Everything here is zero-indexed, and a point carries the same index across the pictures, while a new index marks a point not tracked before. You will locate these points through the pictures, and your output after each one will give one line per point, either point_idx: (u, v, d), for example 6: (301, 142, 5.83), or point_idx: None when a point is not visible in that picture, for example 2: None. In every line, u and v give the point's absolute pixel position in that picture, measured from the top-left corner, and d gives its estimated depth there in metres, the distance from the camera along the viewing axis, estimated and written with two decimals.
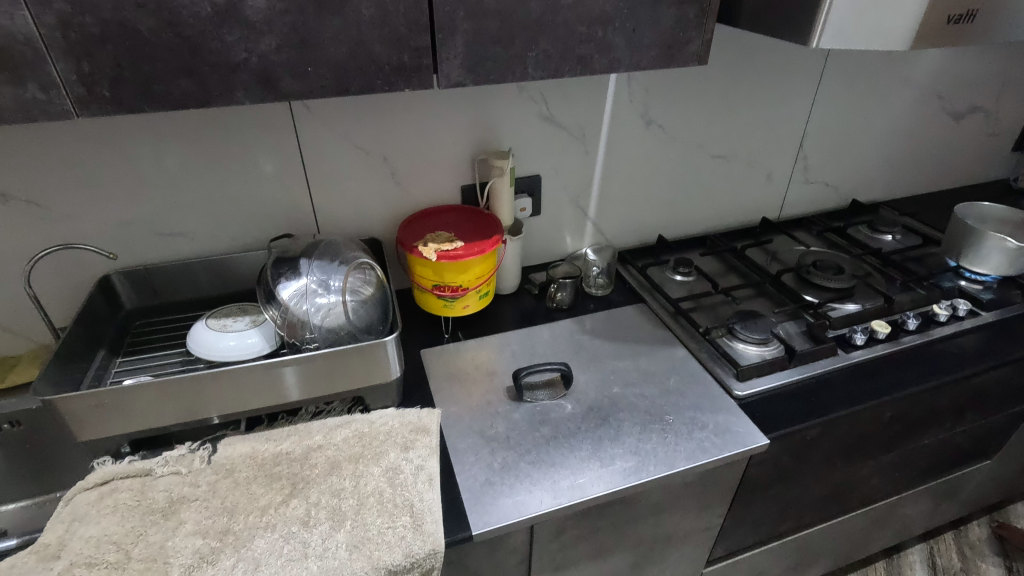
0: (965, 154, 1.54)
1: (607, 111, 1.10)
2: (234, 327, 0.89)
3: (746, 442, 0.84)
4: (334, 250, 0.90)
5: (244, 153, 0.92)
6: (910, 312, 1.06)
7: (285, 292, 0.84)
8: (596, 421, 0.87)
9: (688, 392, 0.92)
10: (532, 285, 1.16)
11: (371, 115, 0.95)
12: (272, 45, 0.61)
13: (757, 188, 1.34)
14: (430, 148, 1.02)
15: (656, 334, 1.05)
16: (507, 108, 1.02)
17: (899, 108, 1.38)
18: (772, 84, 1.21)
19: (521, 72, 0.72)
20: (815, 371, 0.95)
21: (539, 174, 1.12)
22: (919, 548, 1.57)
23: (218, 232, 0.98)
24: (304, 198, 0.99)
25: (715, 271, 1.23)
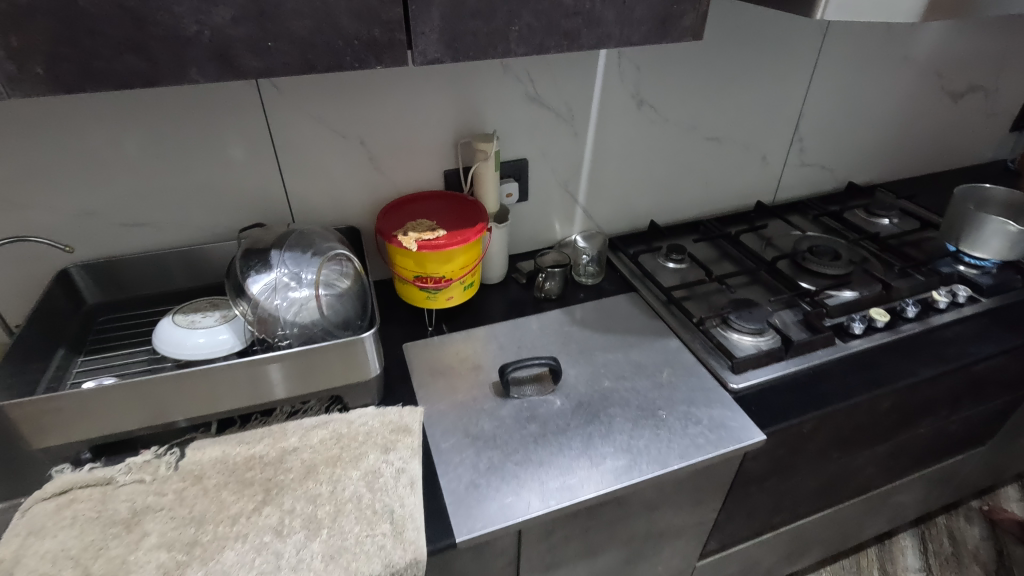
0: (964, 134, 1.50)
1: (597, 91, 1.04)
2: (203, 323, 0.85)
3: (743, 438, 0.81)
4: (308, 241, 0.85)
5: (210, 137, 0.86)
6: (909, 299, 1.03)
7: (256, 286, 0.79)
8: (586, 418, 0.83)
9: (681, 385, 0.88)
10: (519, 274, 1.12)
11: (345, 95, 0.89)
12: (227, 17, 0.55)
13: (752, 172, 1.30)
14: (410, 131, 0.96)
15: (649, 325, 1.01)
16: (491, 88, 0.97)
17: (898, 87, 1.33)
18: (768, 62, 1.16)
19: (503, 47, 0.66)
20: (812, 362, 0.92)
21: (526, 158, 1.07)
22: (911, 533, 1.57)
23: (184, 222, 0.92)
24: (277, 184, 0.93)
25: (709, 258, 1.19)
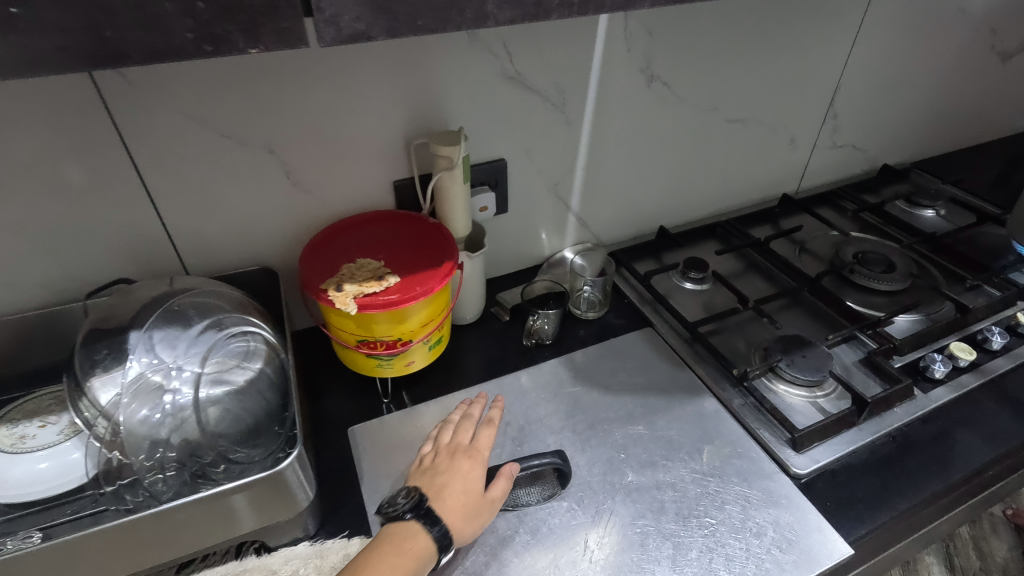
0: (1007, 101, 1.29)
1: (596, 64, 0.77)
2: (38, 441, 0.57)
3: (824, 560, 0.59)
4: (187, 308, 0.57)
5: (24, 155, 0.56)
6: (992, 325, 0.82)
7: (105, 394, 0.52)
8: (608, 539, 0.60)
9: (730, 474, 0.66)
10: (501, 309, 0.86)
11: (238, 84, 0.60)
12: None
13: (778, 159, 1.06)
14: (340, 131, 0.67)
15: (674, 377, 0.78)
16: (452, 66, 0.69)
17: (947, 48, 1.10)
18: (809, 20, 0.90)
19: (474, 9, 0.39)
20: (891, 425, 0.71)
21: (504, 158, 0.80)
22: (936, 549, 1.43)
23: (11, 278, 0.62)
24: (147, 217, 0.64)
25: (734, 273, 0.95)
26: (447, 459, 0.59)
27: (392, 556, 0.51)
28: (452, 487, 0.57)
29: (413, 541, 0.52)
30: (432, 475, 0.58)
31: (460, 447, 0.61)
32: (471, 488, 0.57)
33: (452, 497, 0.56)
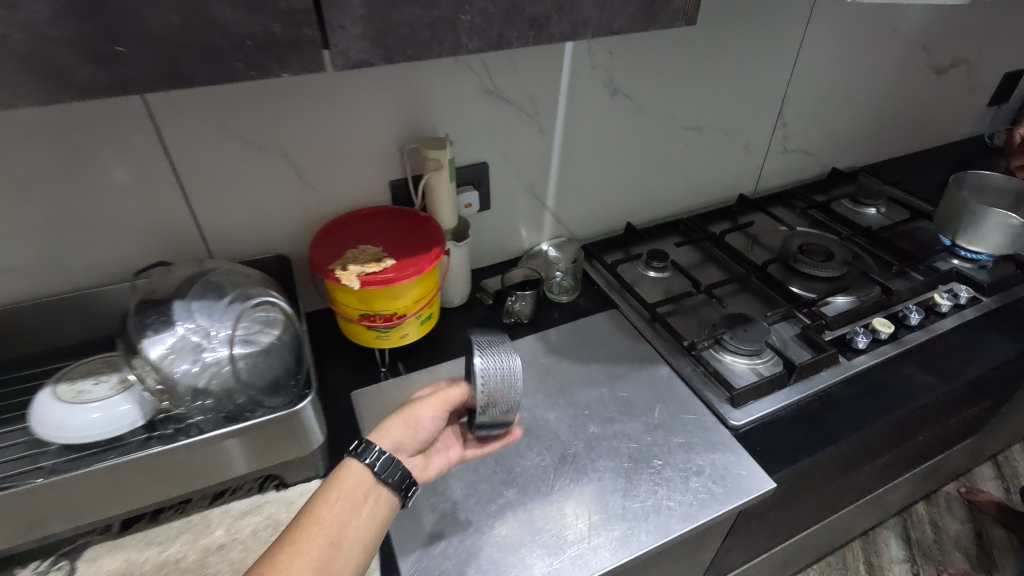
0: (945, 110, 1.42)
1: (565, 80, 0.89)
2: (94, 394, 0.68)
3: (750, 490, 0.70)
4: (220, 283, 0.69)
5: (83, 159, 0.67)
6: (912, 304, 0.95)
7: (155, 349, 0.62)
8: (571, 477, 0.71)
9: (677, 427, 0.77)
10: (484, 294, 0.98)
11: (260, 99, 0.72)
12: (46, 13, 0.38)
13: (734, 163, 1.18)
14: (345, 138, 0.79)
15: (634, 350, 0.89)
16: (439, 83, 0.81)
17: (885, 64, 1.23)
18: (755, 41, 1.02)
19: (452, 42, 0.50)
20: (817, 386, 0.82)
21: (486, 161, 0.92)
22: (894, 523, 1.55)
23: (63, 263, 0.73)
24: (181, 212, 0.76)
25: (693, 263, 1.07)
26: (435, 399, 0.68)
27: (329, 489, 0.55)
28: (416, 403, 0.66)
29: (349, 468, 0.56)
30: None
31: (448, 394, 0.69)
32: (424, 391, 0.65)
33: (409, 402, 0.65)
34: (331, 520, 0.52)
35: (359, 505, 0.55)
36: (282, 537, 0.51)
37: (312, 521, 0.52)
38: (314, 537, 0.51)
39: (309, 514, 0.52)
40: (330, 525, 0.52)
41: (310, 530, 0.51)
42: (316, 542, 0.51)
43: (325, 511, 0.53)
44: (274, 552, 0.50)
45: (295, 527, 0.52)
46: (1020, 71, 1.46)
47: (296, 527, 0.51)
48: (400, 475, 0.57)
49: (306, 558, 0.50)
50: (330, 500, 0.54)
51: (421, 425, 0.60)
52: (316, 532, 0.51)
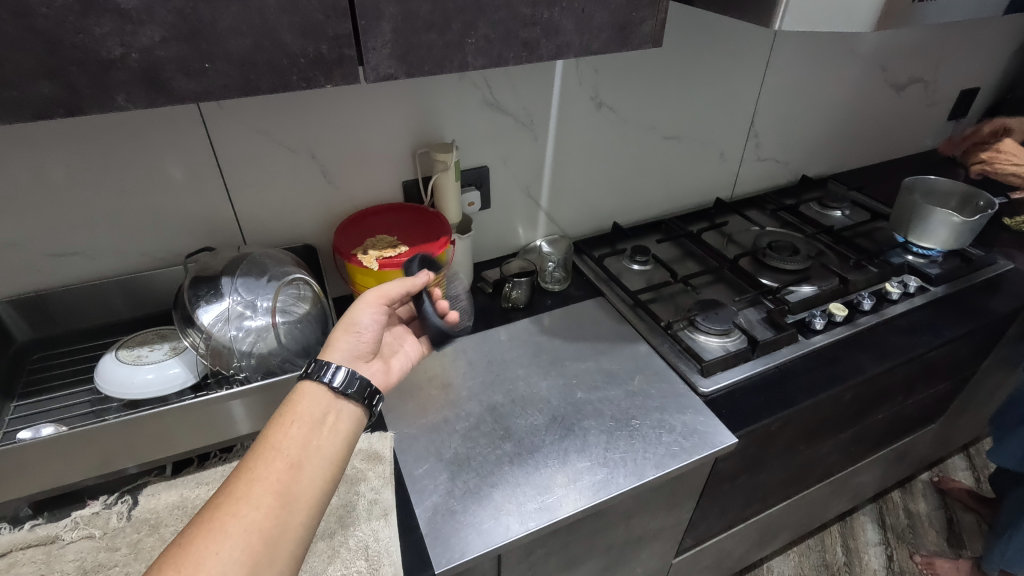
0: (906, 124, 1.55)
1: (556, 95, 1.02)
2: (150, 358, 0.78)
3: (714, 443, 0.81)
4: (261, 264, 0.80)
5: (146, 157, 0.79)
6: (865, 292, 1.07)
7: (206, 316, 0.74)
8: (560, 432, 0.83)
9: (654, 392, 0.89)
10: (484, 283, 1.10)
11: (295, 109, 0.84)
12: (155, 37, 0.49)
13: (710, 170, 1.31)
14: (365, 143, 0.92)
15: (617, 331, 1.01)
16: (447, 96, 0.93)
17: (846, 82, 1.36)
18: (726, 61, 1.15)
19: (460, 60, 0.63)
20: (777, 360, 0.94)
21: (486, 165, 1.04)
22: (870, 509, 1.64)
23: (122, 248, 0.85)
24: (224, 205, 0.88)
25: (672, 258, 1.20)
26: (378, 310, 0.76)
27: (284, 418, 0.58)
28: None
29: (303, 397, 0.60)
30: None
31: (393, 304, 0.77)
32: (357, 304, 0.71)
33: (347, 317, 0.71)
34: (287, 445, 0.56)
35: (316, 427, 0.58)
36: (240, 466, 0.54)
37: (268, 448, 0.55)
38: (269, 462, 0.54)
39: (263, 443, 0.56)
40: (285, 449, 0.55)
41: (266, 456, 0.55)
42: (274, 466, 0.54)
43: (278, 438, 0.56)
44: (234, 477, 0.53)
45: (253, 454, 0.55)
46: (975, 88, 1.60)
47: (252, 456, 0.55)
48: (359, 385, 0.62)
49: (265, 481, 0.53)
50: (285, 427, 0.57)
51: (366, 329, 0.68)
52: (271, 457, 0.55)
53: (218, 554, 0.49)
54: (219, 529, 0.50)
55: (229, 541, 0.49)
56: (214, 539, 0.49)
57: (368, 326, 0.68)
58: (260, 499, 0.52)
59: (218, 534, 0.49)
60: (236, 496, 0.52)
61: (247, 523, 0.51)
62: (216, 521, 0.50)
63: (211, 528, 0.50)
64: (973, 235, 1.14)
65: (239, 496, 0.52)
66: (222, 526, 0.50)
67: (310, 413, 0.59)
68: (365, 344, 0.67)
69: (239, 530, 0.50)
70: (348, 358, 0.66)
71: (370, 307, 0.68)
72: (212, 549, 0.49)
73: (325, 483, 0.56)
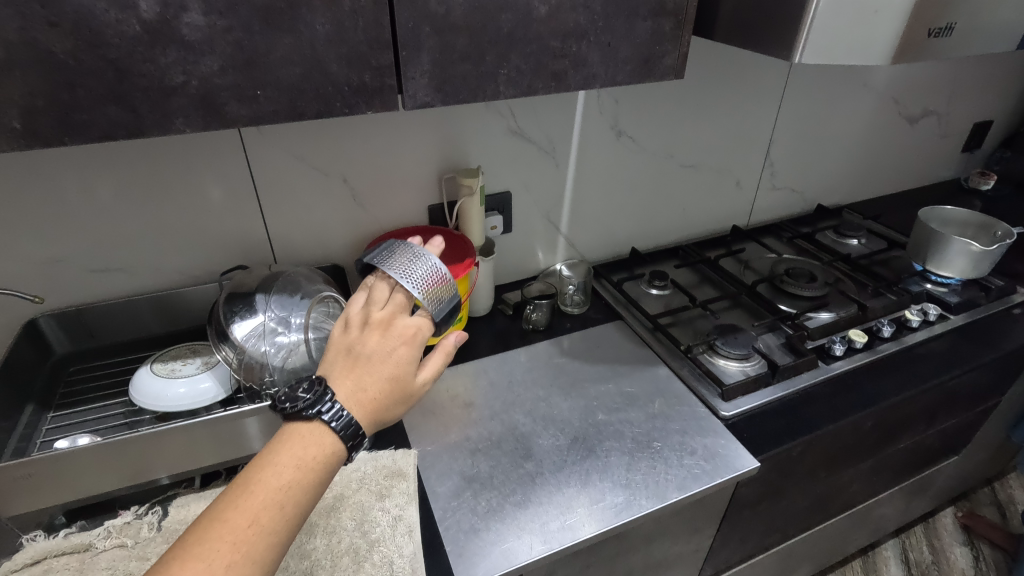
0: (920, 155, 1.57)
1: (577, 123, 1.05)
2: (184, 371, 0.80)
3: (736, 467, 0.82)
4: (294, 283, 0.83)
5: (188, 178, 0.83)
6: (885, 319, 1.07)
7: (240, 331, 0.77)
8: (582, 453, 0.83)
9: (674, 415, 0.90)
10: (505, 305, 1.12)
11: (329, 135, 0.88)
12: (215, 67, 0.53)
13: (727, 198, 1.33)
14: (394, 168, 0.95)
15: (637, 354, 1.02)
16: (473, 124, 0.97)
17: (860, 114, 1.39)
18: (742, 92, 1.18)
19: (493, 90, 0.66)
20: (798, 386, 0.94)
21: (509, 190, 1.07)
22: (893, 544, 1.60)
23: (161, 266, 0.88)
24: (258, 226, 0.91)
25: (690, 283, 1.21)
26: (377, 333, 0.59)
27: (299, 460, 0.51)
28: (377, 372, 0.57)
29: (319, 439, 0.53)
30: (354, 358, 0.58)
31: (389, 321, 0.60)
32: (404, 377, 0.58)
33: (387, 387, 0.57)
34: (301, 497, 0.50)
35: (326, 475, 0.53)
36: (259, 521, 0.47)
37: (294, 508, 0.50)
38: (290, 529, 0.49)
39: (291, 501, 0.49)
40: (299, 503, 0.50)
41: (279, 509, 0.49)
42: (292, 529, 0.50)
43: (306, 501, 0.50)
44: (251, 534, 0.47)
45: (262, 501, 0.48)
46: (989, 121, 1.62)
47: (276, 515, 0.48)
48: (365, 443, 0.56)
49: (279, 543, 0.49)
50: (313, 485, 0.51)
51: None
52: (292, 520, 0.50)
53: None
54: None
55: None
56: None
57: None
58: (270, 566, 0.48)
59: None
60: (255, 560, 0.46)
61: None
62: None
63: None
64: (993, 264, 1.15)
65: (256, 562, 0.46)
66: None
67: (331, 468, 0.54)
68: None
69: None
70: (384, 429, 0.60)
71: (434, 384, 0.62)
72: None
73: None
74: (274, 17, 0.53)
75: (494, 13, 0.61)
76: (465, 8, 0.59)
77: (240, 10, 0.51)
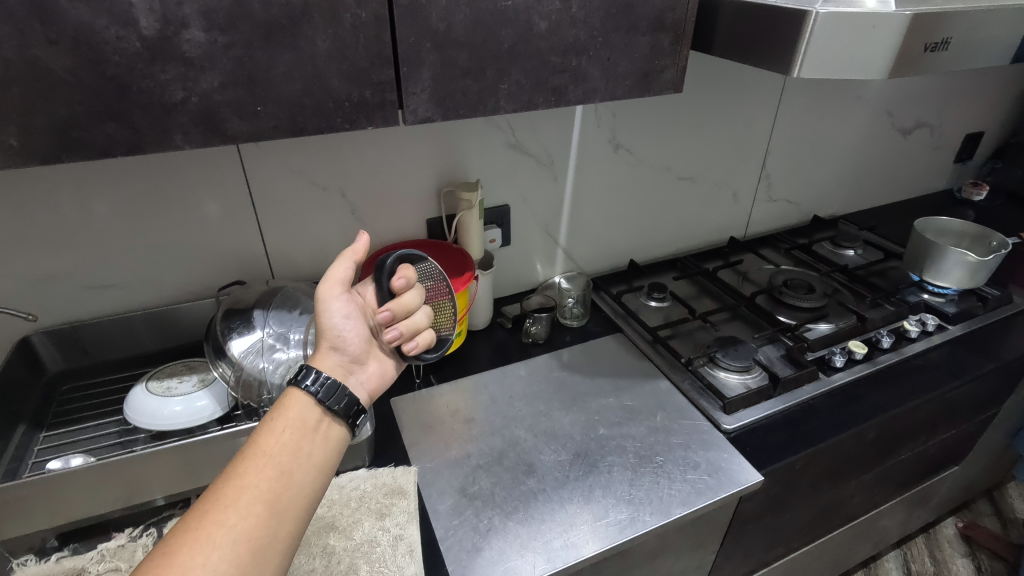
0: (913, 166, 1.59)
1: (575, 137, 1.06)
2: (180, 390, 0.78)
3: (740, 481, 0.81)
4: (292, 298, 0.82)
5: (185, 193, 0.82)
6: (884, 330, 1.07)
7: (237, 347, 0.76)
8: (584, 468, 0.82)
9: (676, 429, 0.89)
10: (504, 318, 1.12)
11: (327, 150, 0.88)
12: (215, 83, 0.52)
13: (723, 210, 1.33)
14: (393, 183, 0.95)
15: (637, 368, 1.02)
16: (471, 138, 0.97)
17: (854, 126, 1.40)
18: (738, 105, 1.19)
19: (493, 105, 0.66)
20: (799, 398, 0.94)
21: (507, 204, 1.07)
22: (894, 556, 1.59)
23: (157, 282, 0.87)
24: (255, 241, 0.90)
25: (689, 295, 1.21)
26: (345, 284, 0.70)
27: (272, 423, 0.56)
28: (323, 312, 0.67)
29: (290, 405, 0.57)
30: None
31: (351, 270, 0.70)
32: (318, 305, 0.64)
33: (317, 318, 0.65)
34: (276, 451, 0.54)
35: (306, 433, 0.56)
36: (227, 474, 0.52)
37: (258, 453, 0.53)
38: (260, 472, 0.52)
39: (264, 455, 0.53)
40: (275, 455, 0.53)
41: (255, 463, 0.52)
42: (264, 473, 0.52)
43: (268, 447, 0.54)
44: (231, 487, 0.51)
45: (240, 461, 0.53)
46: (980, 132, 1.64)
47: (251, 467, 0.52)
48: (347, 402, 0.59)
49: (266, 495, 0.51)
50: (278, 433, 0.55)
51: (346, 333, 0.63)
52: (274, 473, 0.52)
53: (205, 565, 0.46)
54: (205, 541, 0.47)
55: (216, 551, 0.47)
56: (200, 551, 0.47)
57: (347, 329, 0.63)
58: (253, 511, 0.50)
59: (204, 544, 0.47)
60: (239, 510, 0.50)
61: (236, 532, 0.49)
62: (201, 531, 0.48)
63: (198, 540, 0.47)
64: (989, 274, 1.15)
65: (227, 507, 0.49)
66: (208, 536, 0.48)
67: (301, 418, 0.57)
68: (354, 348, 0.64)
69: (231, 543, 0.48)
70: (340, 367, 0.63)
71: (340, 309, 0.63)
72: (199, 560, 0.46)
73: (315, 496, 0.55)
74: (276, 34, 0.52)
75: (495, 29, 0.61)
76: (466, 24, 0.60)
77: (241, 27, 0.51)
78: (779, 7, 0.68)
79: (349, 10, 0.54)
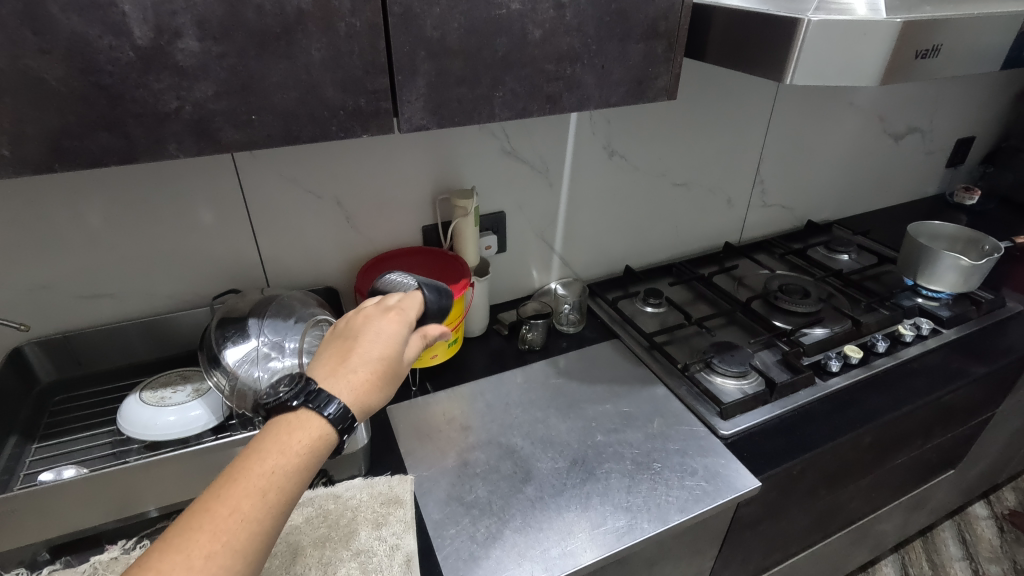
0: (906, 170, 1.60)
1: (570, 144, 1.06)
2: (174, 400, 0.78)
3: (737, 487, 0.81)
4: (288, 307, 0.82)
5: (180, 202, 0.82)
6: (878, 334, 1.08)
7: (232, 357, 0.75)
8: (581, 476, 0.82)
9: (674, 435, 0.89)
10: (501, 325, 1.12)
11: (321, 158, 0.88)
12: (209, 92, 0.52)
13: (718, 215, 1.34)
14: (389, 190, 0.95)
15: (634, 373, 1.02)
16: (466, 146, 0.97)
17: (846, 132, 1.41)
18: (731, 112, 1.19)
19: (488, 113, 0.66)
20: (795, 403, 0.94)
21: (503, 211, 1.07)
22: (893, 560, 1.59)
23: (151, 291, 0.87)
24: (250, 249, 0.90)
25: (685, 300, 1.22)
26: (366, 316, 0.59)
27: (285, 450, 0.49)
28: (365, 353, 0.55)
29: (306, 431, 0.51)
30: (344, 342, 0.57)
31: (379, 306, 0.61)
32: (393, 358, 0.57)
33: (378, 368, 0.56)
34: (287, 486, 0.48)
35: (312, 463, 0.51)
36: (240, 509, 0.45)
37: (268, 487, 0.47)
38: (275, 517, 0.47)
39: (273, 490, 0.47)
40: (286, 492, 0.48)
41: (264, 499, 0.47)
42: (271, 512, 0.47)
43: (291, 488, 0.48)
44: (233, 523, 0.45)
45: (246, 493, 0.46)
46: (971, 137, 1.65)
47: (259, 503, 0.46)
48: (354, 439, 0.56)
49: (266, 532, 0.47)
50: (289, 466, 0.49)
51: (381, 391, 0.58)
52: (278, 511, 0.48)
53: None
54: None
55: None
56: None
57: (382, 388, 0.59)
58: (253, 551, 0.46)
59: None
60: (241, 552, 0.45)
61: None
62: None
63: None
64: (983, 278, 1.15)
65: (237, 551, 0.44)
66: None
67: (311, 448, 0.51)
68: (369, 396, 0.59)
69: None
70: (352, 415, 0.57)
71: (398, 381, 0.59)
72: None
73: None
74: (270, 43, 0.52)
75: (489, 37, 0.61)
76: (461, 33, 0.60)
77: (235, 37, 0.51)
78: (770, 16, 0.68)
79: (343, 19, 0.54)
